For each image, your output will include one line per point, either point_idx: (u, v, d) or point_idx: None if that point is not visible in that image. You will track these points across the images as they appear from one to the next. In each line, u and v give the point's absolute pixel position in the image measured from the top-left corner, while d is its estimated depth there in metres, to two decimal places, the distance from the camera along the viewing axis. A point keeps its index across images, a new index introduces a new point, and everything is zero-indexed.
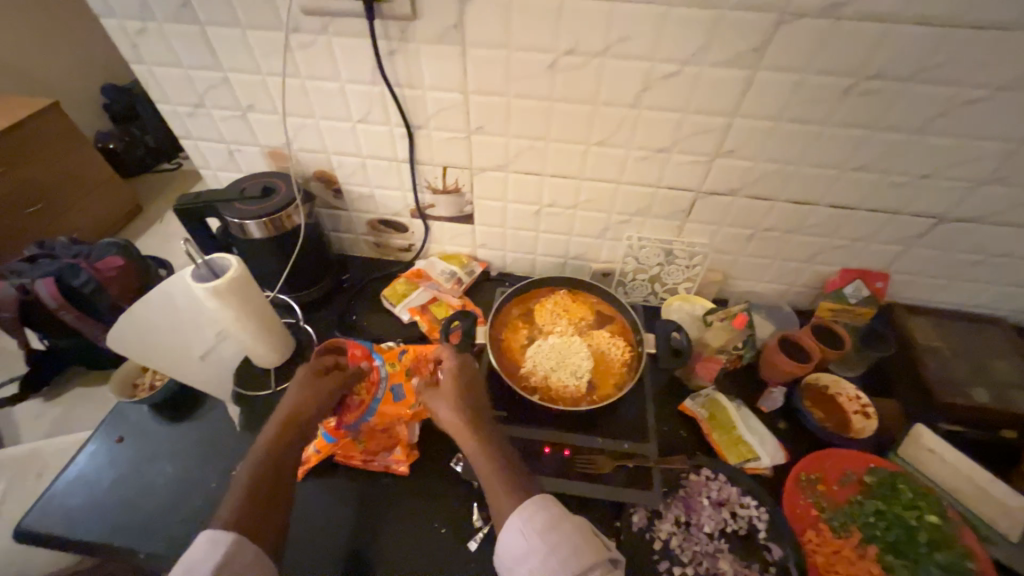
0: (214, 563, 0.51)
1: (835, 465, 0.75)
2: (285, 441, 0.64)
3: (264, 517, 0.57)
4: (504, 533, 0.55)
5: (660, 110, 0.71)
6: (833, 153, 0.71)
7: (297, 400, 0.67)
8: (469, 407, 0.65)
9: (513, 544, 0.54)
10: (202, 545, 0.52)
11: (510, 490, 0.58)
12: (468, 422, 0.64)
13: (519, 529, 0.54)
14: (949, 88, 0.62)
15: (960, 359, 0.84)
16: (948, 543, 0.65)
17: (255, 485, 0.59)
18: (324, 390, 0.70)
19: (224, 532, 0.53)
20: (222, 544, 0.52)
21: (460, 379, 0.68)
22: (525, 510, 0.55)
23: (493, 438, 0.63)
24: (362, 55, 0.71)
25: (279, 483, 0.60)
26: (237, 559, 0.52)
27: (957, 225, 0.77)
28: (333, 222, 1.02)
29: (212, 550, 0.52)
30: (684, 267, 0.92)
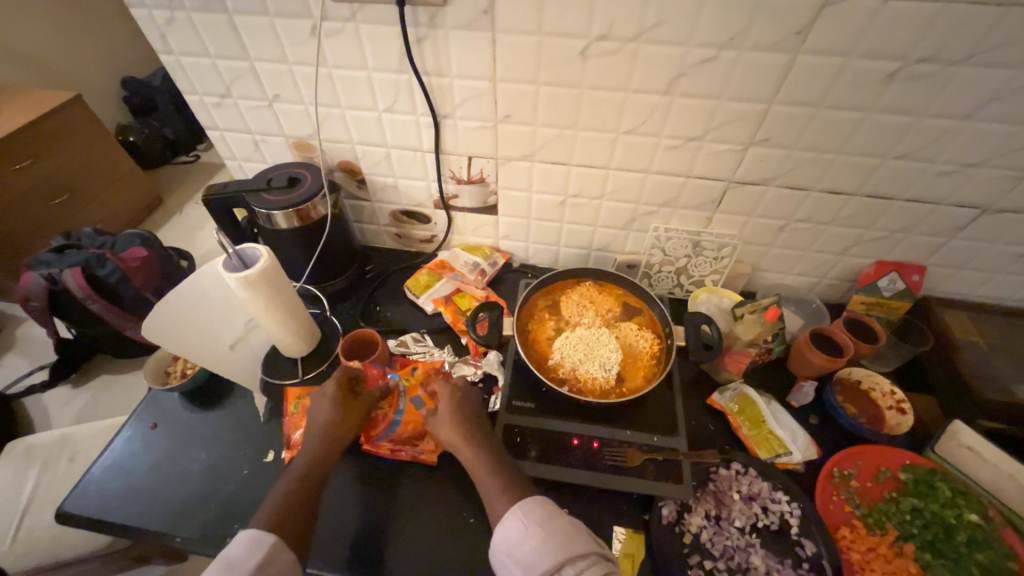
0: (256, 561, 0.53)
1: (869, 460, 0.74)
2: (307, 454, 0.66)
3: (292, 519, 0.59)
4: (503, 537, 0.55)
5: (694, 97, 0.69)
6: (875, 140, 0.69)
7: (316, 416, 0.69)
8: (468, 426, 0.66)
9: (510, 534, 0.55)
10: (242, 544, 0.55)
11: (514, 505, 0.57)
12: (469, 439, 0.65)
13: (517, 517, 0.55)
14: (1005, 72, 0.59)
15: (1001, 355, 0.81)
16: (989, 543, 0.64)
17: (285, 496, 0.61)
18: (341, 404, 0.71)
19: (265, 533, 0.56)
20: (263, 544, 0.55)
21: (457, 400, 0.69)
22: (524, 516, 0.55)
23: (496, 456, 0.63)
24: (390, 43, 0.70)
25: (306, 494, 0.62)
26: (276, 560, 0.54)
27: (1004, 216, 0.74)
28: (356, 213, 1.02)
29: (254, 549, 0.54)
30: (712, 258, 0.91)
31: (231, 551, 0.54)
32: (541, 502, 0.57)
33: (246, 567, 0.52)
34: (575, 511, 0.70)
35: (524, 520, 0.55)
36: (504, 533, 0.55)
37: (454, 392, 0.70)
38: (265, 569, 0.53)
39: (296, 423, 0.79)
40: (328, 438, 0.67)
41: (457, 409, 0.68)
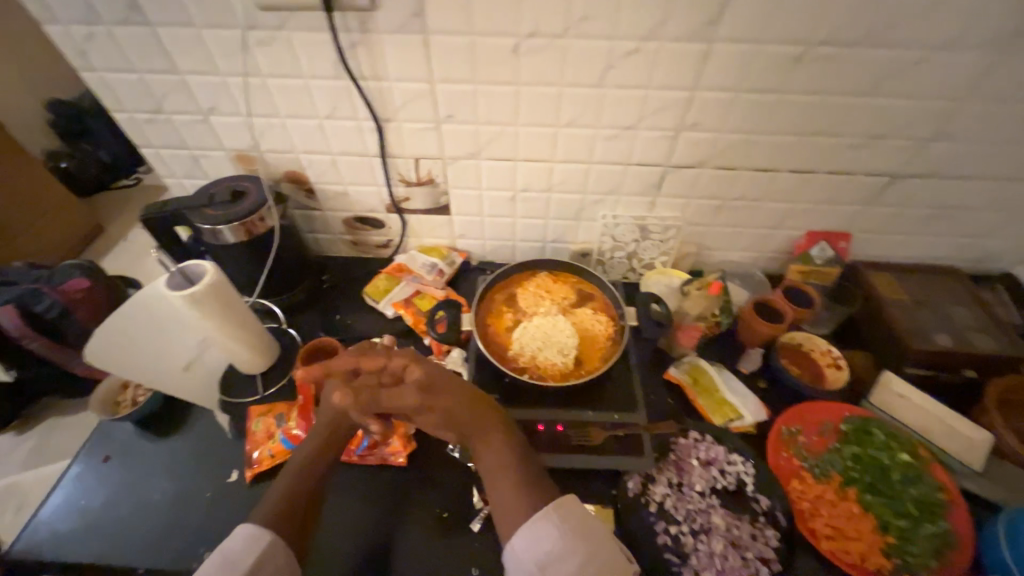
0: (251, 561, 0.52)
1: (812, 415, 0.79)
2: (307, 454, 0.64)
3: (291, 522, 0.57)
4: (516, 540, 0.53)
5: (623, 88, 0.72)
6: (791, 120, 0.74)
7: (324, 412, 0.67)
8: (472, 413, 0.62)
9: (536, 542, 0.52)
10: (239, 540, 0.53)
11: (523, 502, 0.56)
12: (475, 429, 0.62)
13: (545, 528, 0.53)
14: (892, 52, 0.65)
15: (920, 309, 0.89)
16: (920, 478, 0.70)
17: (281, 500, 0.59)
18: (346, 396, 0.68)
19: (262, 531, 0.54)
20: (259, 545, 0.53)
21: (452, 387, 0.64)
22: (544, 519, 0.53)
23: (503, 446, 0.61)
24: (323, 49, 0.70)
25: (304, 492, 0.60)
26: (272, 560, 0.53)
27: (910, 182, 0.82)
28: (307, 223, 1.01)
29: (249, 550, 0.52)
30: (659, 241, 0.95)
31: (226, 550, 0.52)
32: (560, 503, 0.55)
33: (240, 566, 0.51)
34: None
35: (546, 522, 0.53)
36: (519, 536, 0.53)
37: (444, 376, 0.64)
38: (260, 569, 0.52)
39: (257, 439, 0.77)
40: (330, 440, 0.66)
41: (455, 397, 0.63)
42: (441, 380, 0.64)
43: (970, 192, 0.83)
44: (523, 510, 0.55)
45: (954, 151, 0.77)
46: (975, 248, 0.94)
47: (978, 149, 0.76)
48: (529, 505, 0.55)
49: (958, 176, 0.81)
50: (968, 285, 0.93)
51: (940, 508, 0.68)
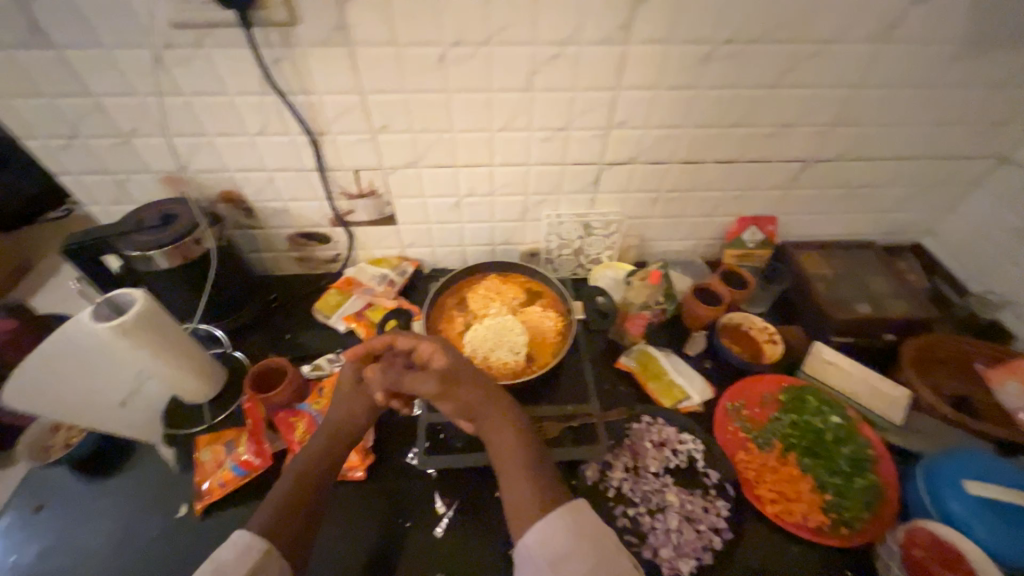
0: (249, 564, 0.51)
1: (754, 390, 0.85)
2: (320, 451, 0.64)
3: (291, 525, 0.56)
4: (527, 532, 0.52)
5: (550, 91, 0.75)
6: (708, 114, 0.79)
7: (345, 408, 0.68)
8: (491, 406, 0.63)
9: (549, 543, 0.51)
10: (233, 549, 0.52)
11: (537, 497, 0.55)
12: (494, 423, 0.62)
13: (558, 530, 0.52)
14: (787, 47, 0.71)
15: (842, 282, 0.97)
16: (852, 437, 0.75)
17: (284, 500, 0.58)
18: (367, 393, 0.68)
19: (258, 540, 0.53)
20: (255, 549, 0.52)
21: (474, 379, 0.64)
22: (558, 518, 0.52)
23: (519, 440, 0.61)
24: (246, 64, 0.69)
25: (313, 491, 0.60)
26: (270, 562, 0.52)
27: (821, 165, 0.89)
28: (249, 243, 0.98)
29: (245, 555, 0.51)
30: (603, 236, 0.98)
31: (220, 557, 0.51)
32: (573, 506, 0.54)
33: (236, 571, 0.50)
34: None
35: (559, 519, 0.52)
36: (530, 531, 0.52)
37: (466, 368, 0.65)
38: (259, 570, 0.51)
39: (205, 470, 0.74)
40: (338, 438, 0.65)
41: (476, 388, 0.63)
42: (460, 372, 0.64)
43: (874, 171, 0.91)
44: (534, 503, 0.55)
45: (854, 135, 0.84)
46: (886, 223, 1.02)
47: (875, 132, 0.84)
48: (543, 500, 0.55)
49: (861, 158, 0.88)
50: (883, 257, 1.01)
51: (869, 462, 0.73)
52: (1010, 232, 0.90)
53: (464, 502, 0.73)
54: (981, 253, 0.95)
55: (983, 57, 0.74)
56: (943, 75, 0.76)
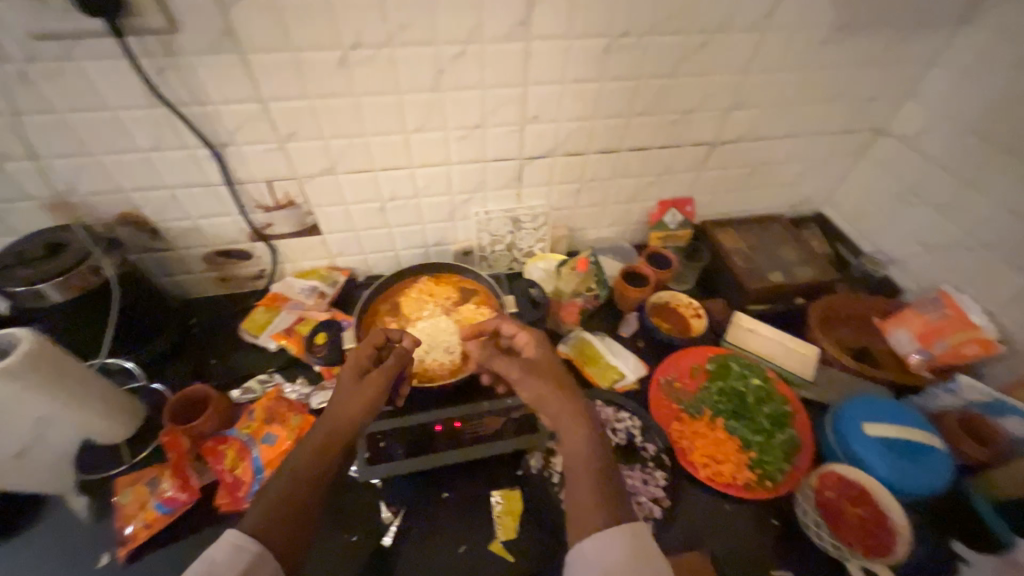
0: (244, 564, 0.44)
1: (686, 362, 0.89)
2: (317, 448, 0.55)
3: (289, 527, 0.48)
4: (585, 538, 0.48)
5: (461, 90, 0.75)
6: (617, 104, 0.83)
7: (351, 400, 0.60)
8: (565, 402, 0.59)
9: (608, 555, 0.46)
10: (224, 547, 0.45)
11: (601, 499, 0.50)
12: (566, 419, 0.57)
13: (619, 543, 0.47)
14: (679, 38, 0.76)
15: (756, 254, 1.04)
16: (770, 396, 0.81)
17: (285, 496, 0.51)
18: (371, 387, 0.62)
19: (250, 540, 0.46)
20: (251, 548, 0.45)
21: (554, 374, 0.62)
22: (620, 529, 0.47)
23: (589, 438, 0.55)
24: (127, 76, 0.65)
25: (304, 495, 0.51)
26: (267, 562, 0.46)
27: (726, 147, 0.95)
28: (161, 267, 0.92)
29: (239, 554, 0.45)
30: (533, 229, 1.00)
31: (210, 554, 0.44)
32: (637, 524, 0.48)
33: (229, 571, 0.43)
34: (454, 490, 0.74)
35: (626, 530, 0.47)
36: (588, 537, 0.47)
37: (555, 366, 0.64)
38: (258, 569, 0.45)
39: (125, 514, 0.69)
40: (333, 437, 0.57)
41: (553, 384, 0.61)
42: (542, 363, 0.64)
43: (773, 149, 0.98)
44: (597, 505, 0.50)
45: (751, 117, 0.91)
46: (791, 196, 1.11)
47: (769, 113, 0.91)
48: (608, 503, 0.50)
49: (761, 137, 0.95)
50: (791, 228, 1.10)
51: (787, 418, 0.79)
52: (891, 196, 1.00)
53: (410, 508, 0.72)
54: (871, 217, 1.05)
55: (851, 39, 0.82)
56: (820, 57, 0.83)
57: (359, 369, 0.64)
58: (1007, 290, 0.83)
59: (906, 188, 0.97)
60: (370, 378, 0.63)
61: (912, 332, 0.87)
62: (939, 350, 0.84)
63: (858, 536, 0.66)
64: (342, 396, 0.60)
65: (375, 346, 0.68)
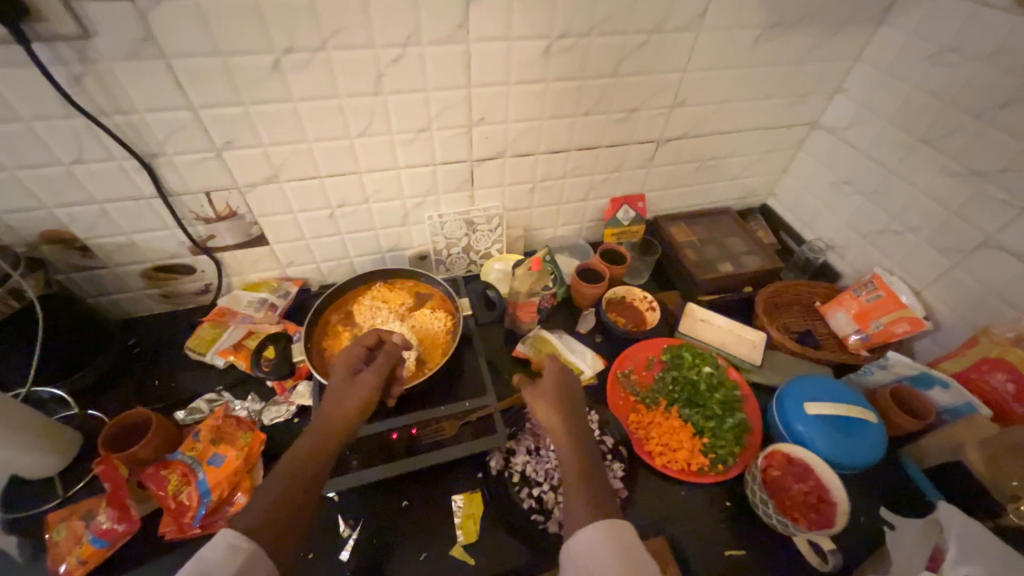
0: (236, 566, 0.45)
1: (641, 354, 0.91)
2: (315, 454, 0.56)
3: (282, 530, 0.49)
4: (572, 537, 0.51)
5: (403, 93, 0.75)
6: (562, 104, 0.84)
7: (346, 402, 0.62)
8: (566, 413, 0.62)
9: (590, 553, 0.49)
10: (219, 548, 0.45)
11: (592, 502, 0.53)
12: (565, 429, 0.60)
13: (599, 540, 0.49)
14: (618, 38, 0.77)
15: (706, 247, 1.08)
16: (722, 382, 0.84)
17: (279, 498, 0.51)
18: (364, 386, 0.63)
19: (243, 539, 0.47)
20: (246, 551, 0.46)
21: (560, 385, 0.65)
22: (601, 528, 0.50)
23: (584, 447, 0.59)
24: (38, 86, 0.61)
25: (299, 497, 0.52)
26: (260, 564, 0.46)
27: (671, 143, 0.98)
28: (94, 286, 0.87)
29: (233, 556, 0.45)
30: (489, 231, 1.00)
31: (205, 554, 0.45)
32: (619, 524, 0.51)
33: (223, 572, 0.44)
34: (415, 498, 0.73)
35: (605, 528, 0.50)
36: (575, 536, 0.51)
37: (562, 380, 0.66)
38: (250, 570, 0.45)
39: (59, 551, 0.64)
40: (330, 436, 0.58)
41: (557, 396, 0.64)
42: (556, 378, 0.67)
43: (717, 144, 1.02)
44: (588, 506, 0.53)
45: (694, 114, 0.94)
46: (737, 189, 1.15)
47: (709, 110, 0.94)
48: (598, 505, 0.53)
49: (704, 134, 0.98)
50: (738, 220, 1.14)
51: (737, 403, 0.83)
52: (827, 186, 1.05)
53: (369, 519, 0.71)
54: (810, 206, 1.11)
55: (780, 39, 0.85)
56: (754, 56, 0.87)
57: (350, 369, 0.66)
58: (931, 271, 0.89)
59: (839, 179, 1.02)
60: (361, 376, 0.64)
61: (849, 312, 0.93)
62: (873, 330, 0.90)
63: (801, 512, 0.70)
64: (339, 399, 0.62)
65: (367, 345, 0.69)
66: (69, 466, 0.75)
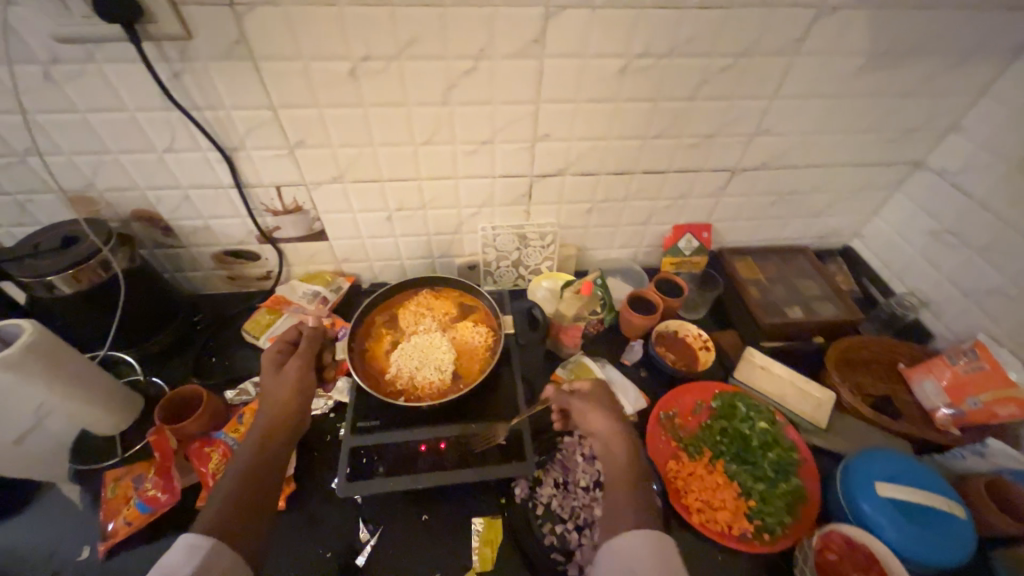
0: (195, 564, 0.48)
1: (688, 397, 0.85)
2: (267, 446, 0.62)
3: (243, 514, 0.54)
4: (621, 536, 0.53)
5: (471, 105, 0.74)
6: (632, 125, 0.80)
7: (281, 389, 0.68)
8: (622, 427, 0.67)
9: (633, 551, 0.51)
10: (180, 551, 0.49)
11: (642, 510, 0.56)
12: (621, 442, 0.65)
13: (648, 544, 0.52)
14: (702, 60, 0.72)
15: (773, 288, 0.99)
16: (778, 441, 0.76)
17: (235, 487, 0.57)
18: (291, 374, 0.69)
19: (204, 538, 0.50)
20: (205, 547, 0.49)
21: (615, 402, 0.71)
22: (649, 533, 0.53)
23: (635, 457, 0.63)
24: (143, 80, 0.66)
25: (261, 480, 0.59)
26: (220, 561, 0.49)
27: (747, 173, 0.91)
28: (172, 262, 0.94)
29: (192, 555, 0.49)
30: (540, 248, 0.98)
31: (167, 559, 0.48)
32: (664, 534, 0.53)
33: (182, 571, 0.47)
34: (434, 513, 0.72)
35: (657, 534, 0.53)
36: (624, 536, 0.53)
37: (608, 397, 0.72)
38: (207, 570, 0.48)
39: (110, 508, 0.70)
40: (277, 422, 0.64)
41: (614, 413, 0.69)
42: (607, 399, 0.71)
43: (799, 178, 0.93)
44: (636, 515, 0.55)
45: (777, 145, 0.86)
46: (817, 227, 1.05)
47: (795, 141, 0.86)
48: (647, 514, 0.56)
49: (786, 166, 0.90)
50: (814, 261, 1.04)
51: (794, 467, 0.74)
52: (927, 235, 0.93)
53: (388, 527, 0.71)
54: (903, 255, 0.99)
55: (889, 68, 0.76)
56: (855, 85, 0.78)
57: (276, 361, 0.71)
58: None
59: (943, 228, 0.90)
60: (288, 366, 0.70)
61: (941, 382, 0.81)
62: (970, 408, 0.77)
63: None
64: (271, 393, 0.67)
65: (286, 339, 0.74)
66: (130, 427, 0.81)
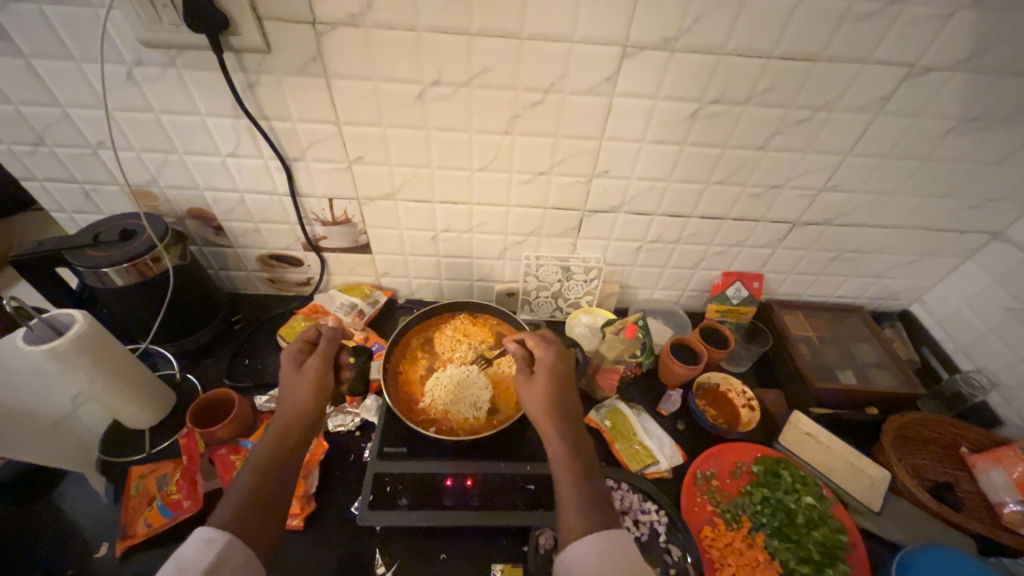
0: (208, 563, 0.47)
1: (726, 458, 0.81)
2: (281, 443, 0.60)
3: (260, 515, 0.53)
4: (569, 546, 0.52)
5: (533, 136, 0.73)
6: (694, 171, 0.77)
7: (296, 390, 0.64)
8: (563, 417, 0.63)
9: (582, 560, 0.51)
10: (195, 543, 0.49)
11: (583, 509, 0.55)
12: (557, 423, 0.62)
13: (598, 552, 0.51)
14: (779, 111, 0.69)
15: (824, 349, 0.94)
16: (825, 520, 0.70)
17: (247, 487, 0.55)
18: (308, 376, 0.65)
19: (219, 532, 0.50)
20: (219, 542, 0.49)
21: (555, 375, 0.67)
22: (600, 538, 0.52)
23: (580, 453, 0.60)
24: (219, 88, 0.68)
25: (271, 479, 0.56)
26: (231, 560, 0.48)
27: (810, 227, 0.86)
28: (218, 260, 0.95)
29: (206, 550, 0.48)
30: (583, 281, 0.95)
31: (183, 552, 0.48)
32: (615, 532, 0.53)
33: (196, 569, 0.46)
34: (454, 553, 0.69)
35: (597, 537, 0.52)
36: (574, 549, 0.52)
37: (560, 371, 0.68)
38: (217, 570, 0.47)
39: (131, 506, 0.70)
40: (292, 422, 0.61)
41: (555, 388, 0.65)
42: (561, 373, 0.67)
43: (865, 238, 0.88)
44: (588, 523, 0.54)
45: (845, 202, 0.82)
46: (876, 288, 0.99)
47: (865, 200, 0.81)
48: (590, 514, 0.55)
49: (853, 223, 0.85)
50: (871, 323, 0.98)
51: (842, 551, 0.67)
52: (1002, 312, 0.87)
53: (405, 562, 0.68)
54: (972, 329, 0.92)
55: (980, 134, 0.71)
56: (939, 149, 0.74)
57: (295, 359, 0.67)
58: None
59: (1021, 306, 0.84)
60: (307, 366, 0.66)
61: (1010, 475, 0.73)
62: None
63: None
64: (287, 391, 0.64)
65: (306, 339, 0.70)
66: (159, 423, 0.81)
